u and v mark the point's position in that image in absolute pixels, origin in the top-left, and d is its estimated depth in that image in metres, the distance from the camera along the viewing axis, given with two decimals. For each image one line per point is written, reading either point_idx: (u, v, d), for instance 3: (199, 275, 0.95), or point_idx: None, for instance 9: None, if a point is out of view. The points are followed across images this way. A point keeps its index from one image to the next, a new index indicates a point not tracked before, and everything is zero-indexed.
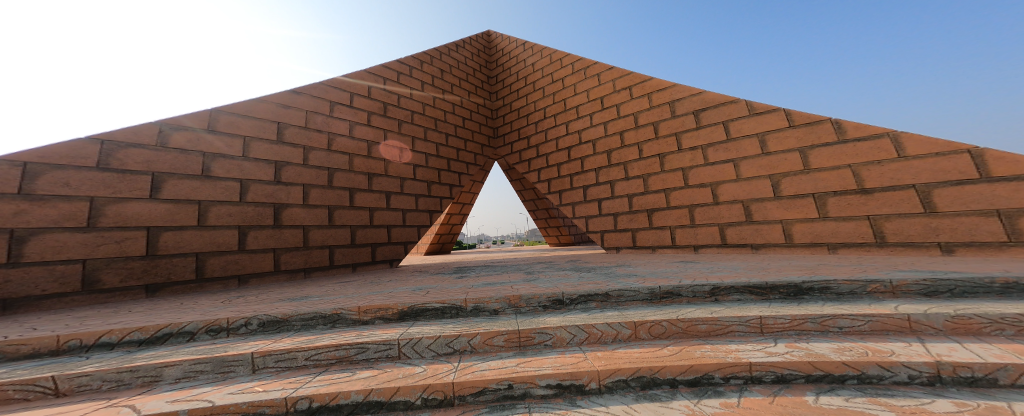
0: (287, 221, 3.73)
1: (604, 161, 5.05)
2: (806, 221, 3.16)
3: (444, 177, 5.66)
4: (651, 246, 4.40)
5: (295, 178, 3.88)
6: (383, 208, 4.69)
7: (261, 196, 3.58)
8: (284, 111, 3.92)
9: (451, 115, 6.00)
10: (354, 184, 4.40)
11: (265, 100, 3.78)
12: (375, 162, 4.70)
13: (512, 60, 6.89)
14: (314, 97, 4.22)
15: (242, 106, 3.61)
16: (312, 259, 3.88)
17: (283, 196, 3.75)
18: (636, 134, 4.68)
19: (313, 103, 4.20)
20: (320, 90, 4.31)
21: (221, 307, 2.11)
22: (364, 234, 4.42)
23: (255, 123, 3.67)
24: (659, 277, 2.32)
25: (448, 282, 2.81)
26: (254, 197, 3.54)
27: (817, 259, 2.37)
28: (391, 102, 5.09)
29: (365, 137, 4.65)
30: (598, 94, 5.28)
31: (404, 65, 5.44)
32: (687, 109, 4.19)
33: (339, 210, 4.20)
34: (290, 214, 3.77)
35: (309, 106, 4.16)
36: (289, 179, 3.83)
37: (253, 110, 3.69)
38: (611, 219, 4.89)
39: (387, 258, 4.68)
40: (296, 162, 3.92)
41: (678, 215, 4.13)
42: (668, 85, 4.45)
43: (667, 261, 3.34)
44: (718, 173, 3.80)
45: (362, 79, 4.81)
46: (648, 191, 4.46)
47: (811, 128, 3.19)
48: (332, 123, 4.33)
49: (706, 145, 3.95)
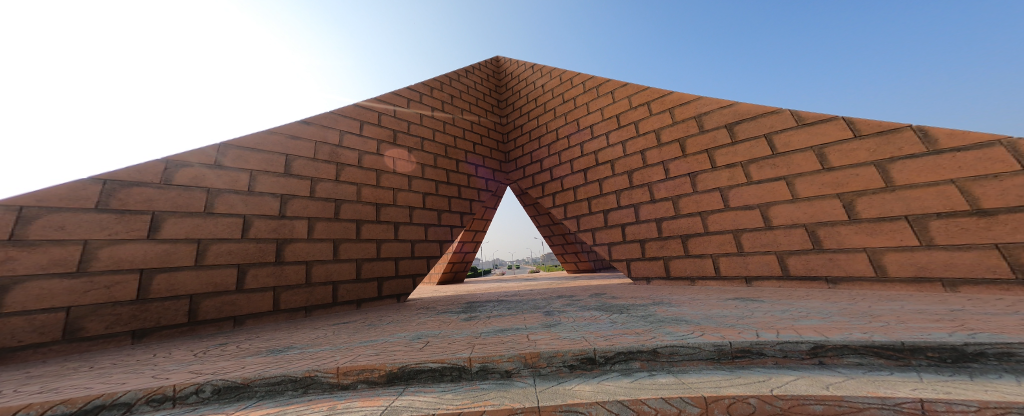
0: (290, 256, 3.48)
1: (625, 182, 4.61)
2: (902, 250, 2.51)
3: (456, 204, 5.40)
4: (689, 278, 3.80)
5: (300, 212, 3.67)
6: (391, 239, 4.43)
7: (264, 231, 3.36)
8: (293, 142, 3.84)
9: (462, 140, 5.88)
10: (361, 215, 4.19)
11: (274, 132, 3.72)
12: (384, 191, 4.51)
13: (522, 83, 6.86)
14: (324, 128, 4.17)
15: (252, 139, 3.52)
16: (314, 296, 3.59)
17: (288, 231, 3.52)
18: (660, 152, 4.25)
19: (323, 133, 4.14)
20: (330, 120, 4.26)
21: (184, 364, 1.78)
22: (370, 268, 4.13)
23: (264, 156, 3.55)
24: (713, 322, 1.79)
25: (451, 326, 2.39)
26: (258, 233, 3.31)
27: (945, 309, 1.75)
28: (401, 129, 5.02)
29: (374, 165, 4.52)
30: (613, 111, 4.98)
31: (414, 93, 5.46)
32: (718, 123, 3.77)
33: (345, 243, 3.96)
34: (293, 249, 3.53)
35: (318, 137, 4.09)
36: (295, 212, 3.63)
37: (262, 142, 3.59)
38: (638, 246, 4.35)
39: (394, 292, 4.33)
40: (303, 194, 3.75)
41: (721, 242, 3.55)
42: (694, 98, 4.07)
43: (717, 298, 2.75)
44: (767, 193, 3.26)
45: (372, 107, 4.80)
46: (679, 214, 3.93)
47: (884, 138, 2.66)
48: (340, 152, 4.23)
49: (746, 161, 3.46)
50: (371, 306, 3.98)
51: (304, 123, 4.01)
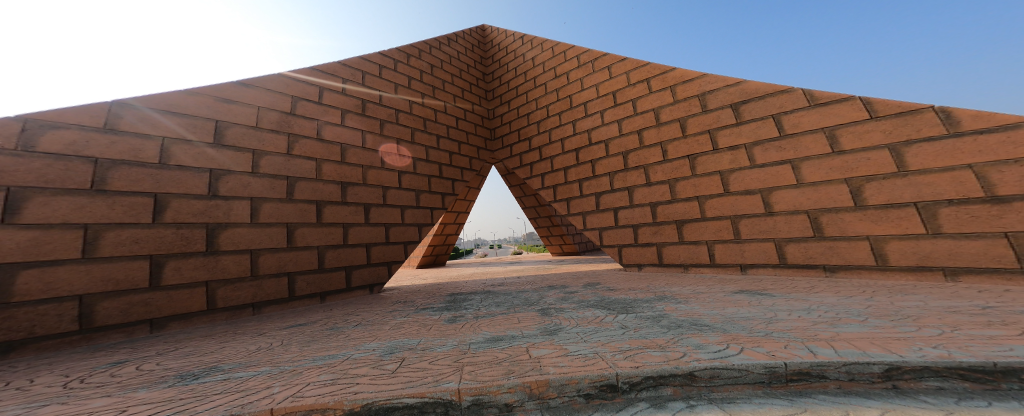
0: (227, 245, 2.85)
1: (619, 164, 4.39)
2: (908, 238, 2.43)
3: (435, 185, 4.86)
4: (682, 264, 3.73)
5: (239, 191, 2.99)
6: (361, 223, 3.87)
7: (188, 214, 2.68)
8: (226, 106, 3.08)
9: (443, 115, 5.28)
10: (322, 195, 3.57)
11: (196, 91, 2.92)
12: (350, 168, 3.88)
13: (509, 55, 6.26)
14: (269, 91, 3.42)
15: (160, 98, 2.72)
16: (264, 290, 3.02)
17: (221, 213, 2.85)
18: (659, 132, 4.04)
19: (268, 97, 3.39)
20: (278, 83, 3.51)
21: (32, 408, 1.24)
22: (334, 256, 3.58)
23: (179, 119, 2.77)
24: (744, 329, 1.58)
25: (436, 332, 2.04)
26: (177, 216, 2.62)
27: (958, 304, 1.72)
28: (371, 98, 4.34)
29: (338, 138, 3.86)
30: (609, 88, 4.65)
31: (387, 59, 4.74)
32: (722, 102, 3.55)
33: (301, 227, 3.35)
34: (232, 236, 2.89)
35: (263, 101, 3.35)
36: (232, 191, 2.95)
37: (179, 103, 2.82)
38: (630, 232, 4.22)
39: (365, 282, 3.83)
40: (243, 170, 3.06)
41: (718, 228, 3.46)
42: (699, 75, 3.80)
43: (720, 290, 2.63)
44: (770, 178, 3.12)
45: (335, 71, 4.07)
46: (676, 199, 3.79)
47: (903, 118, 2.49)
48: (292, 121, 3.52)
49: (751, 142, 3.28)
50: (337, 300, 3.47)
51: (241, 82, 3.24)
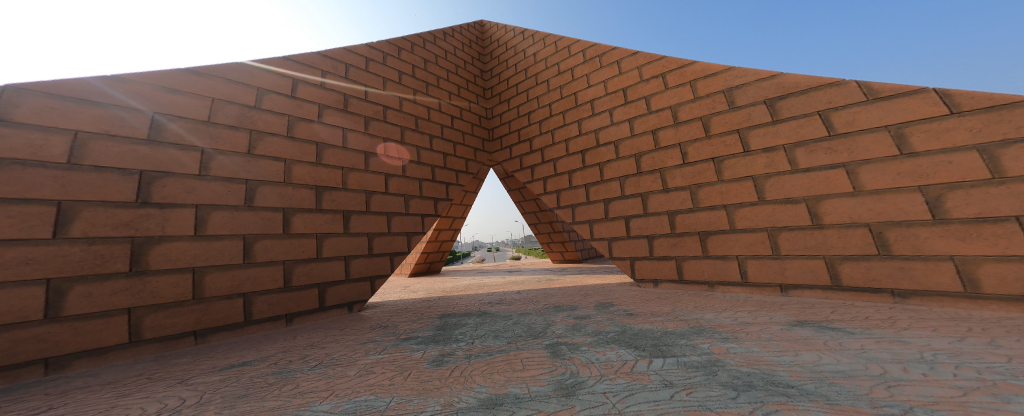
0: (160, 262, 2.32)
1: (631, 168, 4.01)
2: (1007, 261, 2.01)
3: (427, 189, 4.38)
4: (706, 281, 3.29)
5: (181, 196, 2.48)
6: (339, 233, 3.37)
7: (104, 225, 2.15)
8: (170, 96, 2.59)
9: (436, 113, 4.88)
10: (290, 202, 3.07)
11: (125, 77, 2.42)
12: (325, 171, 3.39)
13: (508, 51, 5.91)
14: (229, 81, 2.94)
15: (68, 82, 2.19)
16: (209, 316, 2.49)
17: (154, 224, 2.33)
18: (677, 133, 3.68)
19: (227, 89, 2.91)
20: (241, 73, 3.03)
21: None
22: (304, 272, 3.05)
23: (98, 110, 2.25)
24: (861, 401, 1.06)
25: (415, 383, 1.52)
26: (90, 229, 2.11)
27: None
28: (354, 94, 3.90)
29: (312, 136, 3.37)
30: (619, 85, 4.30)
31: (375, 53, 4.33)
32: (753, 99, 3.20)
33: (262, 240, 2.84)
34: (165, 252, 2.36)
35: (220, 92, 2.86)
36: (170, 197, 2.43)
37: (102, 91, 2.31)
38: (645, 243, 3.81)
39: (343, 301, 3.31)
40: (186, 172, 2.54)
41: (750, 241, 3.03)
42: (724, 69, 3.48)
43: (768, 320, 2.15)
44: (817, 184, 2.71)
45: (313, 63, 3.61)
46: (698, 208, 3.39)
47: (995, 114, 2.09)
48: (256, 116, 3.02)
49: (791, 143, 2.89)
50: (305, 323, 2.96)
51: (191, 70, 2.75)
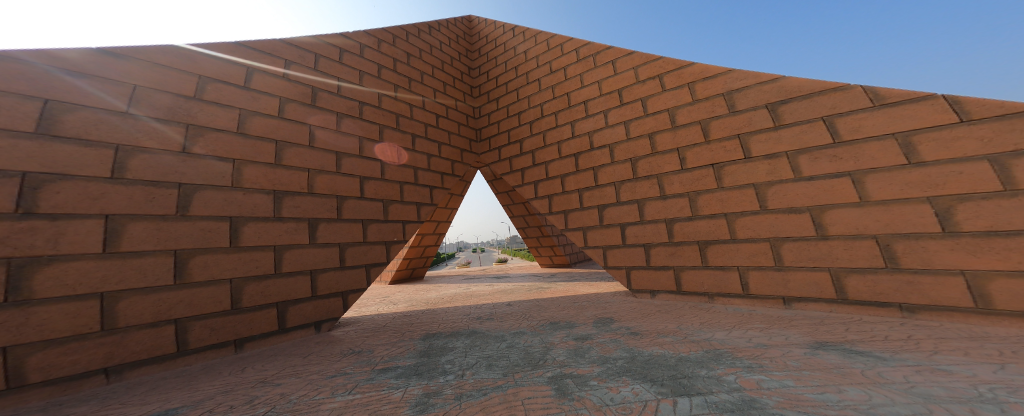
0: (53, 288, 2.02)
1: (627, 173, 3.85)
2: (1019, 276, 1.96)
3: (408, 194, 4.19)
4: (705, 293, 3.17)
5: (80, 205, 2.15)
6: (305, 244, 3.21)
7: None
8: (70, 80, 2.23)
9: (419, 111, 4.60)
10: (239, 209, 2.84)
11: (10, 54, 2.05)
12: (285, 173, 3.18)
13: (498, 48, 5.65)
14: (159, 66, 2.63)
15: None
16: (126, 348, 2.24)
17: (42, 241, 2.02)
18: (675, 137, 3.55)
19: (156, 74, 2.60)
20: (175, 57, 2.73)
21: None
22: (257, 292, 2.87)
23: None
24: None
25: None
26: None
27: None
28: (325, 87, 3.69)
29: (268, 132, 3.13)
30: (614, 85, 4.13)
31: (351, 43, 4.07)
32: (754, 103, 3.11)
33: (199, 256, 2.59)
34: (61, 274, 2.05)
35: (149, 79, 2.56)
36: (66, 206, 2.10)
37: None
38: (641, 252, 3.65)
39: (309, 321, 3.19)
40: (92, 175, 2.21)
41: (752, 251, 2.93)
42: (724, 71, 3.38)
43: (788, 340, 1.98)
44: (823, 193, 2.63)
45: (275, 51, 3.38)
46: (697, 216, 3.26)
47: (1008, 122, 2.05)
48: (194, 108, 2.74)
49: (796, 150, 2.80)
50: (259, 348, 2.80)
51: (106, 50, 2.40)
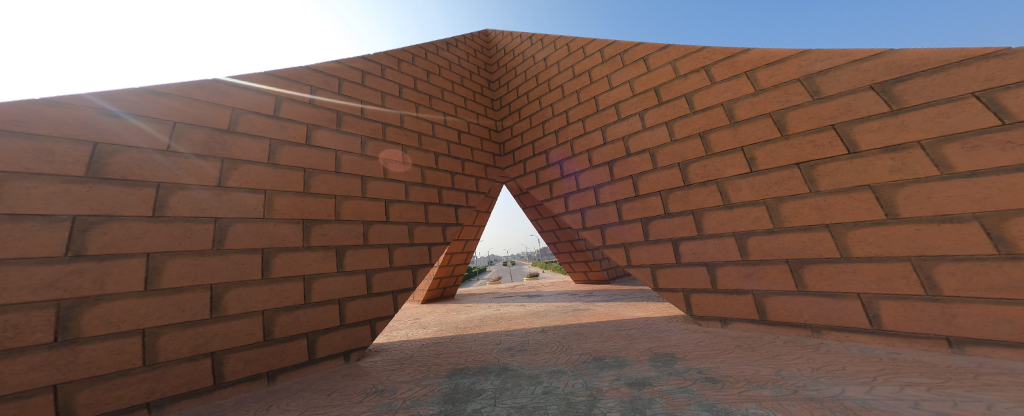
0: (100, 326, 2.03)
1: (676, 179, 3.46)
2: None
3: (434, 214, 4.19)
4: (808, 325, 2.62)
5: (121, 243, 2.17)
6: (332, 272, 3.14)
7: (24, 284, 1.85)
8: (116, 122, 2.32)
9: (441, 128, 4.69)
10: (271, 240, 2.82)
11: (61, 100, 2.15)
12: (313, 200, 3.17)
13: (518, 58, 5.64)
14: (196, 102, 2.73)
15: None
16: (166, 382, 2.21)
17: (90, 281, 2.04)
18: (736, 135, 3.09)
19: (193, 110, 2.69)
20: (211, 91, 2.83)
21: None
22: (288, 322, 2.80)
23: (33, 144, 2.00)
24: None
25: None
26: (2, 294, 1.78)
27: None
28: (350, 111, 3.75)
29: (297, 161, 3.17)
30: (648, 84, 3.84)
31: (373, 66, 4.19)
32: (850, 85, 2.53)
33: (234, 290, 2.56)
34: (108, 312, 2.06)
35: (186, 115, 2.65)
36: (109, 246, 2.12)
37: (34, 116, 2.05)
38: (703, 272, 3.23)
39: (339, 350, 3.08)
40: (134, 214, 2.24)
41: (879, 273, 2.33)
42: (795, 54, 2.88)
43: (998, 413, 1.44)
44: (994, 194, 1.97)
45: (301, 78, 3.47)
46: (781, 228, 2.77)
47: None
48: (228, 141, 2.80)
49: (937, 138, 2.16)
50: (291, 381, 2.69)
51: (148, 90, 2.52)
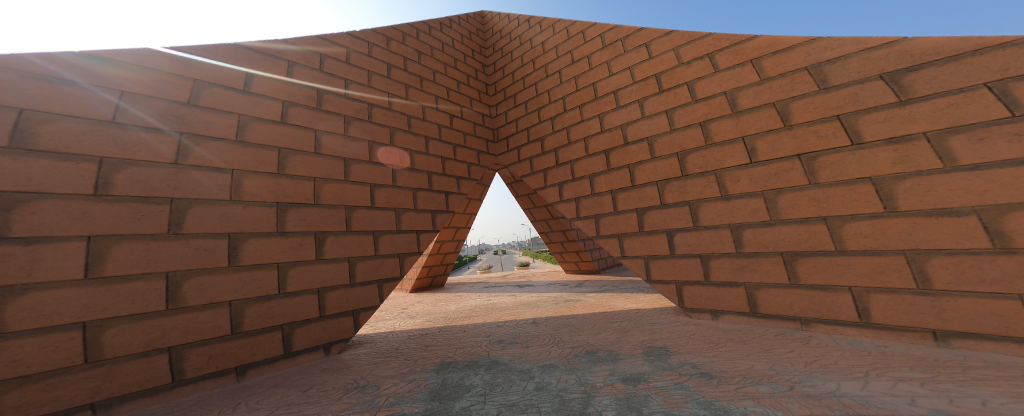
0: (30, 319, 1.77)
1: (673, 169, 3.39)
2: None
3: (423, 201, 3.99)
4: (798, 317, 2.64)
5: (58, 224, 1.91)
6: (311, 261, 2.93)
7: None
8: (50, 88, 2.02)
9: (432, 111, 4.47)
10: (239, 225, 2.57)
11: None
12: (289, 183, 2.93)
13: (514, 42, 5.40)
14: (151, 71, 2.43)
15: None
16: (114, 380, 1.98)
17: (16, 268, 1.77)
18: (738, 124, 3.04)
19: (148, 80, 2.40)
20: (170, 61, 2.54)
21: None
22: (260, 313, 2.59)
23: None
24: None
25: None
26: None
27: None
28: (333, 90, 3.50)
29: (271, 139, 2.91)
30: (649, 71, 3.72)
31: (359, 43, 3.93)
32: (858, 75, 2.53)
33: (194, 279, 2.32)
34: (40, 303, 1.81)
35: (139, 84, 2.36)
36: (41, 228, 1.86)
37: None
38: (697, 264, 3.19)
39: (317, 343, 2.89)
40: (73, 192, 1.97)
41: (872, 267, 2.34)
42: (805, 41, 2.84)
43: (992, 411, 1.39)
44: (994, 187, 1.97)
45: (278, 52, 3.19)
46: (778, 220, 2.74)
47: None
48: (188, 115, 2.52)
49: (944, 129, 2.15)
50: (263, 376, 2.50)
51: (91, 54, 2.21)
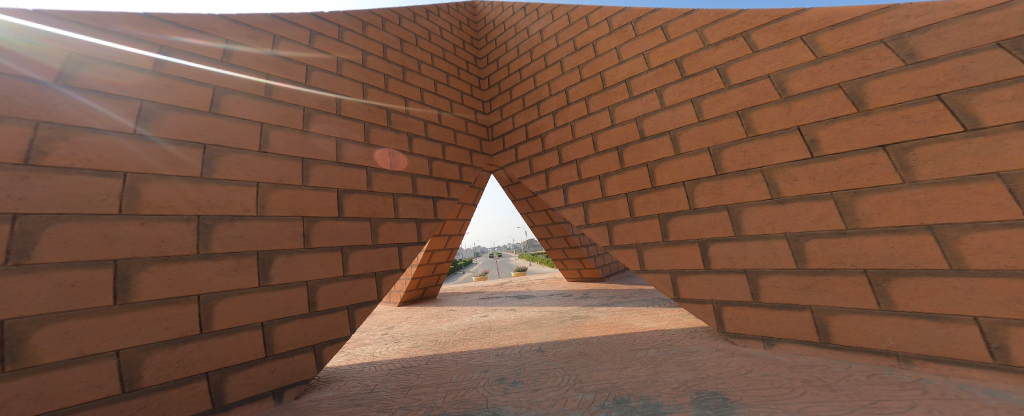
0: None
1: (705, 168, 2.81)
2: None
3: (404, 208, 3.42)
4: (894, 352, 2.05)
5: None
6: (253, 289, 2.35)
7: None
8: None
9: (415, 105, 3.89)
10: (132, 247, 1.94)
11: None
12: (218, 189, 2.34)
13: (508, 31, 4.79)
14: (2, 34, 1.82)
15: None
16: None
17: None
18: (790, 112, 2.49)
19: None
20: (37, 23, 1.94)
21: None
22: (170, 362, 1.96)
23: None
24: None
25: None
26: None
27: None
28: (291, 78, 2.99)
29: (189, 134, 2.31)
30: (668, 55, 3.16)
31: (327, 26, 3.37)
32: (961, 44, 1.99)
33: (53, 327, 1.66)
34: None
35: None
36: None
37: None
38: (742, 281, 2.62)
39: (263, 391, 2.28)
40: None
41: (1011, 292, 1.74)
42: (874, 11, 2.32)
43: None
44: None
45: (211, 29, 2.64)
46: (852, 229, 2.19)
47: None
48: (57, 96, 1.90)
49: None
50: None
51: None
